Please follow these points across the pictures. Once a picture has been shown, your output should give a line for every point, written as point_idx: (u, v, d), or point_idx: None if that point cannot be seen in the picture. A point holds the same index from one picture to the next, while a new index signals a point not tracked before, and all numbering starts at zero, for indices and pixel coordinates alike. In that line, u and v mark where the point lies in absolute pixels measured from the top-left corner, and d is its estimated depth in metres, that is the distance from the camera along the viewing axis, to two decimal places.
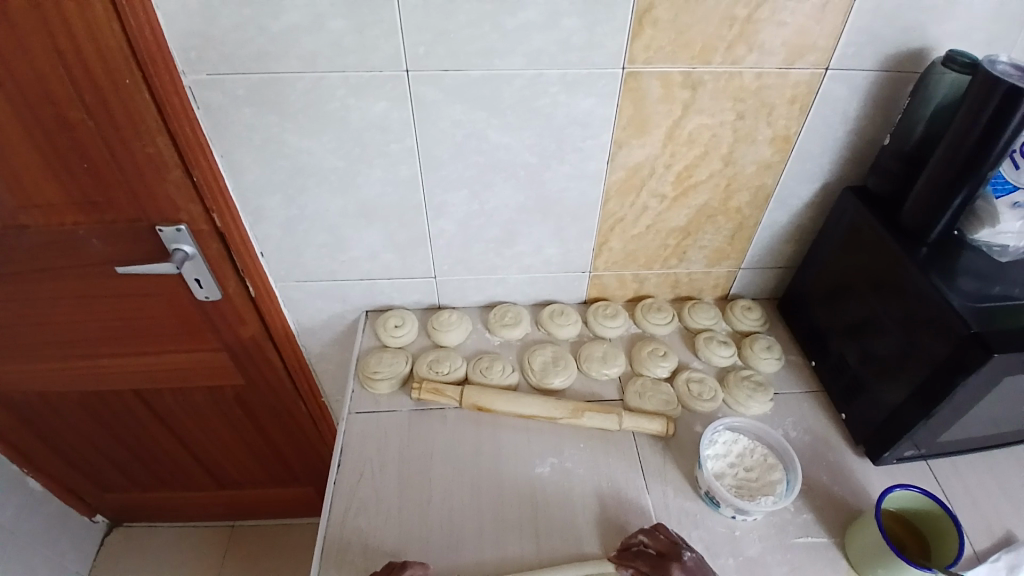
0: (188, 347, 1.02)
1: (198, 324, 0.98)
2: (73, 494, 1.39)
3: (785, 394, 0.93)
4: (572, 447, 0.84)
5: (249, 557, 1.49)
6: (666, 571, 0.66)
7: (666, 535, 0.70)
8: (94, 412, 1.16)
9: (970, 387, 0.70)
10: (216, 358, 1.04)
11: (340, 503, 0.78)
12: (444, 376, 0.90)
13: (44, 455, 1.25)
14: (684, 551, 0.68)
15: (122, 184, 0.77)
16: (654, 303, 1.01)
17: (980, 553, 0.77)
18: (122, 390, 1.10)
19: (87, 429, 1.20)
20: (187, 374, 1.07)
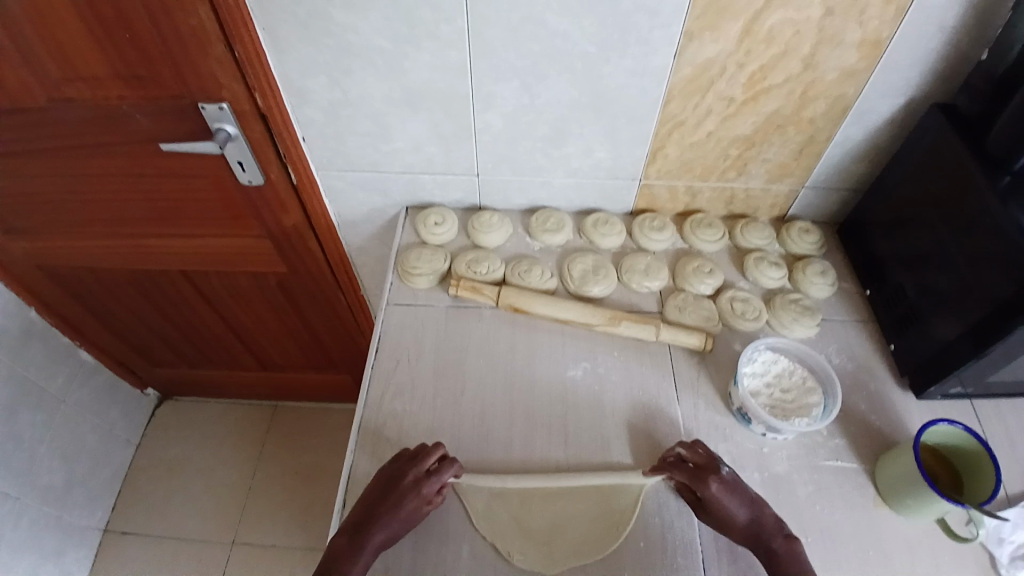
0: (233, 232, 1.03)
1: (242, 209, 0.98)
2: (124, 366, 1.49)
3: (832, 321, 0.89)
4: (606, 354, 0.84)
5: (290, 433, 1.61)
6: (704, 483, 0.67)
7: (705, 450, 0.71)
8: (144, 290, 1.21)
9: None
10: (260, 245, 1.05)
11: (376, 389, 0.81)
12: (483, 276, 0.89)
13: (99, 327, 1.33)
14: (722, 467, 0.69)
15: (165, 58, 0.74)
16: (704, 218, 0.96)
17: (1010, 496, 0.75)
18: (170, 270, 1.13)
19: (138, 305, 1.26)
20: (231, 260, 1.09)
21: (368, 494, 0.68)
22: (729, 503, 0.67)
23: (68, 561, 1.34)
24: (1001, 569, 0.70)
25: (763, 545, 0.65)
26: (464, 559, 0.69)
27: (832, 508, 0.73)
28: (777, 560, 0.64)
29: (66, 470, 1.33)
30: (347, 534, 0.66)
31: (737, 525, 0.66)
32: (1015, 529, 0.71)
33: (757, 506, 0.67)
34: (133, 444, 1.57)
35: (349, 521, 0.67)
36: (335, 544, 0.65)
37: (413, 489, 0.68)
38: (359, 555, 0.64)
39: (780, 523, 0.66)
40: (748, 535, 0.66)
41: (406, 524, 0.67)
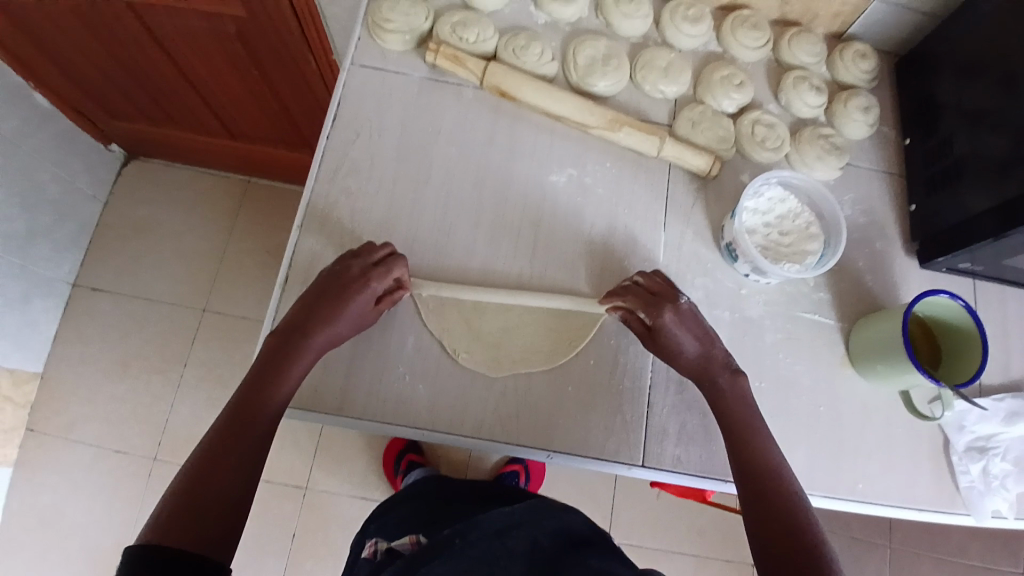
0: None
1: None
2: (83, 118, 1.34)
3: (859, 167, 0.78)
4: (597, 163, 0.73)
5: (260, 212, 1.52)
6: (659, 310, 0.63)
7: (663, 280, 0.66)
8: (84, 23, 1.01)
9: None
10: None
11: (329, 161, 0.70)
12: (468, 46, 0.73)
13: (47, 66, 1.16)
14: (680, 297, 0.64)
15: None
16: (750, 17, 0.78)
17: (985, 389, 0.72)
18: (113, 3, 0.93)
19: (82, 44, 1.07)
20: None
21: (306, 295, 0.62)
22: (681, 334, 0.63)
23: (36, 308, 1.33)
24: (953, 455, 0.70)
25: (707, 380, 0.62)
26: (408, 350, 0.65)
27: (795, 359, 0.70)
28: (720, 396, 0.61)
29: (28, 218, 1.25)
30: (284, 333, 0.60)
31: (685, 357, 0.63)
32: (980, 421, 0.70)
33: (709, 340, 0.63)
34: (100, 202, 1.48)
35: (290, 322, 0.61)
36: (272, 344, 0.59)
37: (360, 286, 0.62)
38: (299, 354, 0.59)
39: (728, 359, 0.63)
40: (694, 369, 0.62)
41: (350, 328, 0.62)
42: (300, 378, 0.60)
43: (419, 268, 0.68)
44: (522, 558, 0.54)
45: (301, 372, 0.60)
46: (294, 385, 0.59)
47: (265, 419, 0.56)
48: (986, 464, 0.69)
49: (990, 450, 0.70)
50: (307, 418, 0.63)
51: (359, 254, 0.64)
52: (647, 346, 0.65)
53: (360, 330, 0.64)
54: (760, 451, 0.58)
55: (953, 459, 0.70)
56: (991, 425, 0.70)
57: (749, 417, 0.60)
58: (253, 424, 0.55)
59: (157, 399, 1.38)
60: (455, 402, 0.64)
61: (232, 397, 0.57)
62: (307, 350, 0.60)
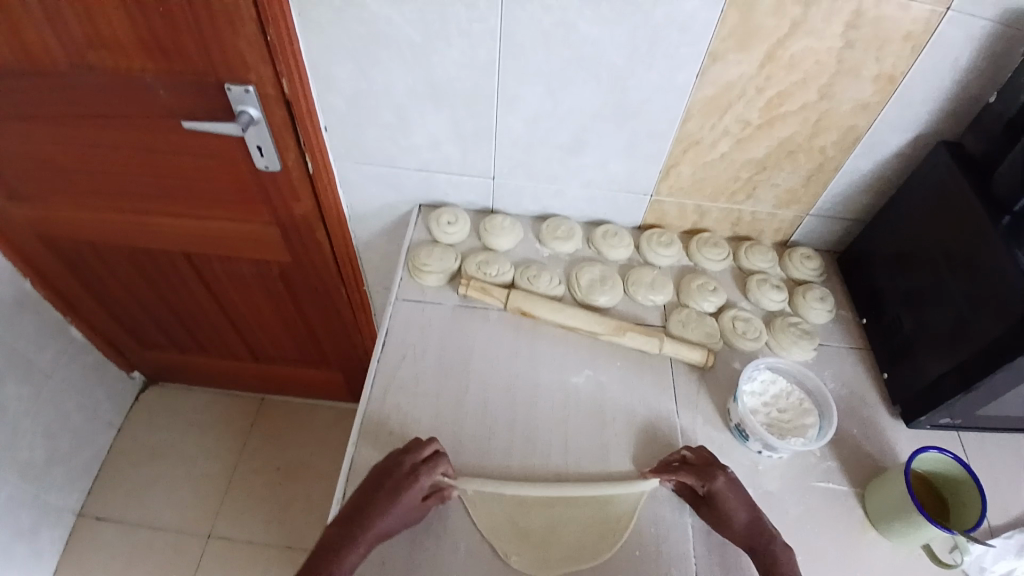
0: (244, 218, 1.02)
1: (255, 196, 0.98)
2: (111, 347, 1.46)
3: (829, 346, 0.91)
4: (609, 364, 0.85)
5: (277, 431, 1.58)
6: (714, 477, 0.70)
7: (707, 452, 0.74)
8: (144, 269, 1.19)
9: (1015, 371, 0.69)
10: (265, 232, 1.04)
11: (379, 380, 0.81)
12: (491, 278, 0.90)
13: (96, 305, 1.31)
14: (726, 465, 0.72)
15: (197, 36, 0.73)
16: (711, 237, 0.98)
17: (994, 528, 0.76)
18: (177, 251, 1.11)
19: (137, 286, 1.24)
20: (234, 245, 1.08)
21: (361, 489, 0.68)
22: (735, 499, 0.69)
23: (41, 541, 1.30)
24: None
25: (762, 543, 0.68)
26: (459, 555, 0.69)
27: (822, 532, 0.74)
28: (776, 556, 0.67)
29: (50, 444, 1.30)
30: (339, 525, 0.66)
31: (739, 522, 0.69)
32: (996, 560, 0.73)
33: (756, 508, 0.69)
34: (115, 427, 1.53)
35: (343, 515, 0.66)
36: (327, 537, 0.65)
37: (410, 481, 0.67)
38: (350, 549, 0.64)
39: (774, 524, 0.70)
40: (749, 533, 0.68)
41: (398, 521, 0.67)
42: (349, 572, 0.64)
43: (464, 472, 0.74)
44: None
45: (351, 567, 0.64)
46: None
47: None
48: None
49: None
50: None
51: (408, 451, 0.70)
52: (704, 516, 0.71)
53: (409, 519, 0.68)
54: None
55: None
56: (1006, 561, 0.73)
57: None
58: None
59: None
60: None
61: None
62: (357, 544, 0.64)
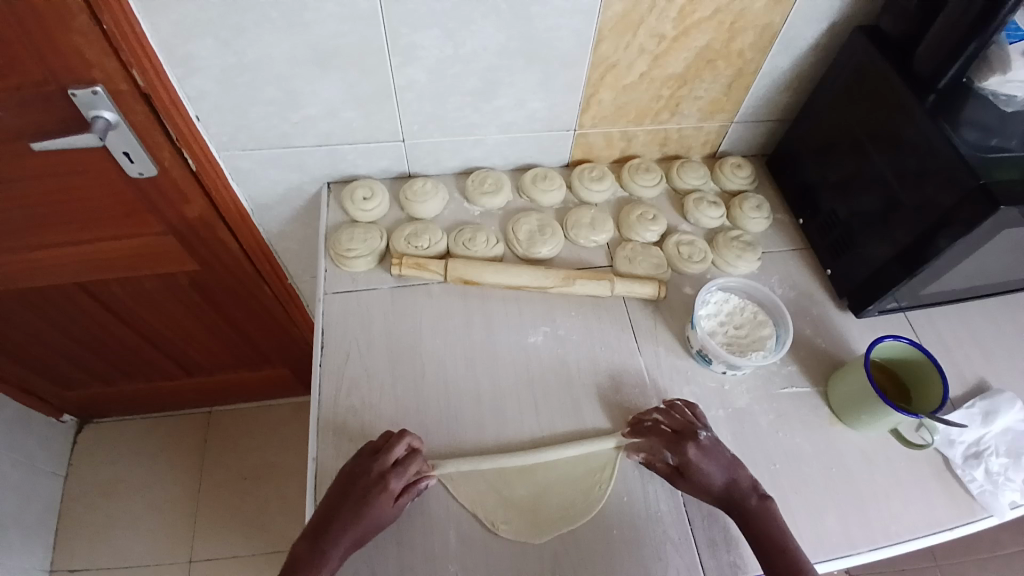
0: (129, 231, 0.89)
1: (135, 205, 0.85)
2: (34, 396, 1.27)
3: (772, 253, 0.92)
4: (563, 315, 0.82)
5: (230, 440, 1.44)
6: (682, 448, 0.67)
7: (681, 416, 0.71)
8: (33, 310, 1.02)
9: (956, 248, 0.70)
10: (161, 243, 0.92)
11: (328, 384, 0.75)
12: (424, 251, 0.83)
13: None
14: (700, 432, 0.69)
15: (24, 43, 0.61)
16: (642, 163, 0.94)
17: (955, 401, 0.82)
18: (64, 284, 0.97)
19: (31, 330, 1.08)
20: (129, 262, 0.95)
21: (329, 495, 0.64)
22: (708, 466, 0.67)
23: None
24: (956, 469, 0.76)
25: (738, 506, 0.66)
26: (452, 545, 0.66)
27: (793, 433, 0.77)
28: (750, 518, 0.65)
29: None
30: (312, 536, 0.62)
31: (714, 487, 0.66)
32: (963, 431, 0.77)
33: (733, 468, 0.67)
34: (61, 475, 1.36)
35: (314, 525, 0.63)
36: (299, 550, 0.61)
37: (378, 486, 0.64)
38: (322, 560, 0.60)
39: (754, 485, 0.67)
40: (723, 497, 0.66)
41: (373, 525, 0.63)
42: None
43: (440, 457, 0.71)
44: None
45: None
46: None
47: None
48: (986, 465, 0.76)
49: (984, 452, 0.77)
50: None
51: (382, 450, 0.66)
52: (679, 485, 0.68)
53: (384, 526, 0.65)
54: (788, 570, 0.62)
55: (958, 473, 0.76)
56: (974, 430, 0.78)
57: (784, 541, 0.63)
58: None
59: None
60: None
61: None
62: (330, 552, 0.61)
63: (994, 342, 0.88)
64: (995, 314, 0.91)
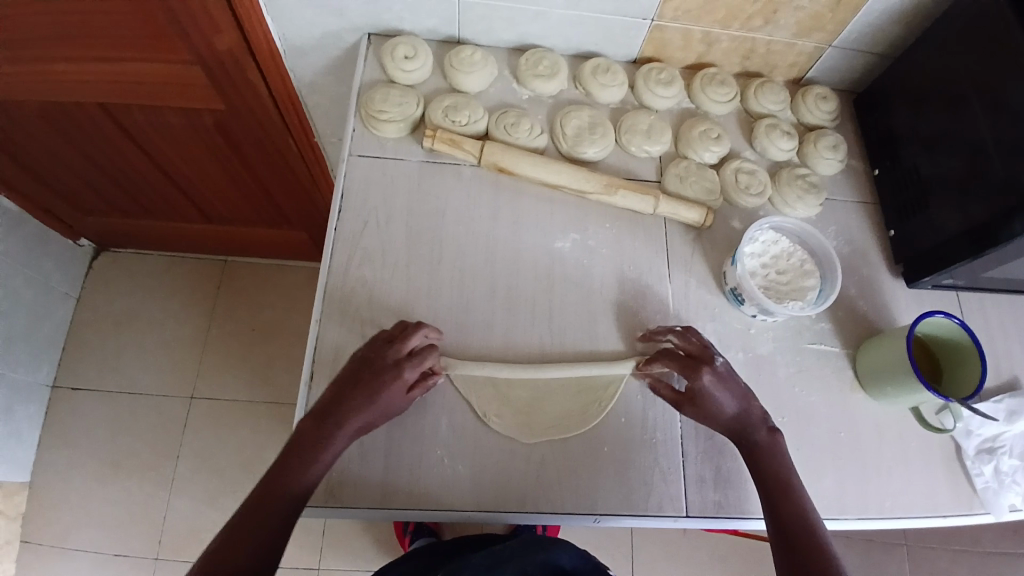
0: (156, 54, 0.80)
1: (166, 28, 0.75)
2: (55, 216, 1.24)
3: (836, 201, 0.84)
4: (597, 225, 0.76)
5: (245, 293, 1.40)
6: (697, 372, 0.64)
7: (699, 339, 0.67)
8: (57, 127, 0.97)
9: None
10: (189, 73, 0.83)
11: (340, 251, 0.71)
12: (462, 128, 0.76)
13: (16, 172, 1.09)
14: (716, 357, 0.66)
15: None
16: (718, 74, 0.84)
17: (983, 392, 0.77)
18: (88, 105, 0.90)
19: (56, 149, 1.03)
20: (155, 91, 0.86)
21: (339, 378, 0.62)
22: (720, 394, 0.64)
23: (18, 419, 1.21)
24: (966, 459, 0.73)
25: (745, 439, 0.64)
26: (441, 433, 0.65)
27: (809, 390, 0.73)
28: (757, 454, 0.63)
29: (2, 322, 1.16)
30: (318, 416, 0.61)
31: (724, 416, 0.65)
32: (983, 424, 0.74)
33: (747, 399, 0.65)
34: (73, 297, 1.36)
35: (320, 406, 0.61)
36: (304, 426, 0.60)
37: (392, 375, 0.61)
38: (330, 442, 0.59)
39: (765, 417, 0.65)
40: (730, 428, 0.65)
41: (381, 413, 0.62)
42: (329, 464, 0.60)
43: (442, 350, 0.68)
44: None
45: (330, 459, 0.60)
46: (323, 470, 0.59)
47: (291, 505, 0.57)
48: (996, 464, 0.73)
49: (998, 449, 0.74)
50: (334, 515, 0.62)
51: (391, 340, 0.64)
52: (683, 412, 0.67)
53: (392, 415, 0.63)
54: (790, 514, 0.60)
55: (967, 464, 0.73)
56: (994, 425, 0.74)
57: (788, 474, 0.62)
58: (277, 506, 0.57)
59: (152, 493, 1.24)
60: (494, 476, 0.64)
61: (263, 478, 0.58)
62: (338, 434, 0.60)
63: None
64: None
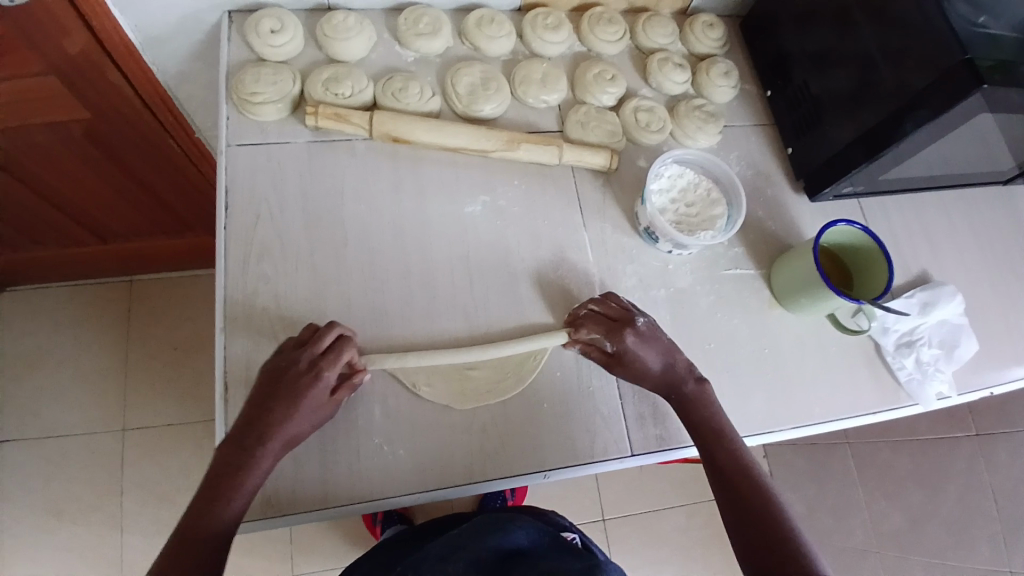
0: (3, 72, 0.70)
1: (1, 39, 0.66)
2: None
3: (734, 127, 0.85)
4: (506, 184, 0.74)
5: (159, 311, 1.31)
6: (622, 336, 0.64)
7: (618, 303, 0.67)
8: None
9: (918, 135, 0.66)
10: (42, 85, 0.74)
11: (235, 251, 0.66)
12: (347, 101, 0.72)
13: None
14: (638, 318, 0.66)
15: None
16: (604, 13, 0.82)
17: (897, 291, 0.82)
18: None
19: None
20: (8, 111, 0.76)
21: (255, 395, 0.58)
22: (646, 354, 0.65)
23: None
24: (886, 356, 0.78)
25: (675, 391, 0.65)
26: (376, 421, 0.63)
27: (732, 314, 0.75)
28: (689, 404, 0.64)
29: None
30: (233, 441, 0.57)
31: (653, 373, 0.65)
32: (899, 320, 0.78)
33: (671, 353, 0.66)
34: None
35: (239, 428, 0.57)
36: (226, 452, 0.56)
37: (310, 382, 0.58)
38: (256, 461, 0.56)
39: (691, 367, 0.66)
40: (660, 384, 0.65)
41: (309, 422, 0.59)
42: (260, 483, 0.56)
43: (360, 339, 0.65)
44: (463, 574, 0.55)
45: (258, 481, 0.56)
46: (256, 487, 0.56)
47: (221, 534, 0.54)
48: (917, 355, 0.78)
49: (917, 341, 0.79)
50: (274, 525, 0.59)
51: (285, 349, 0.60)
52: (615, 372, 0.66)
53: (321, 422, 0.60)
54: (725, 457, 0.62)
55: (888, 359, 0.78)
56: (909, 320, 0.79)
57: (718, 421, 0.64)
58: (211, 532, 0.53)
59: (100, 536, 1.16)
60: (435, 455, 0.63)
61: (185, 515, 0.54)
62: (259, 454, 0.56)
63: (943, 235, 0.87)
64: (948, 207, 0.89)
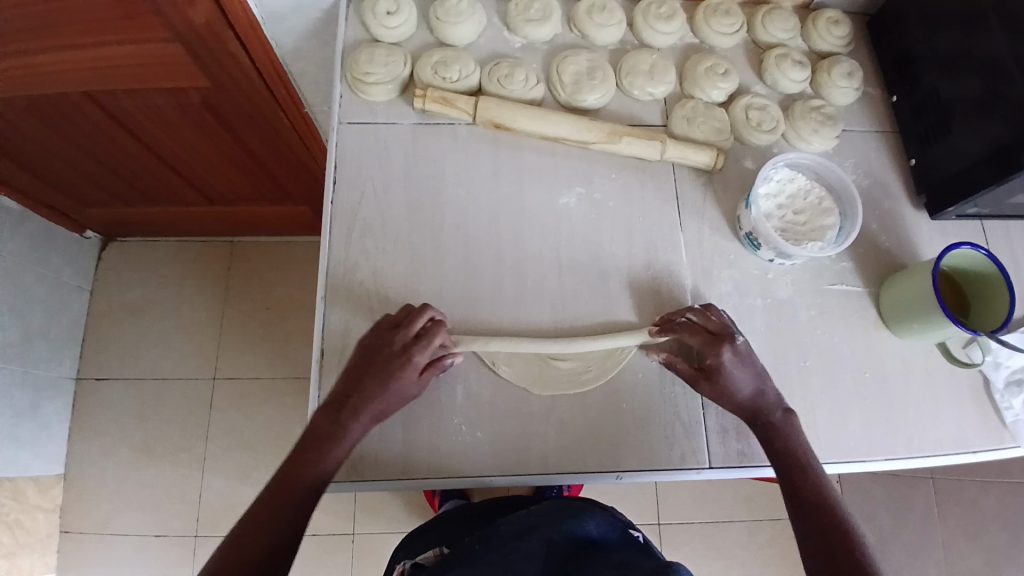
0: (132, 36, 0.76)
1: (139, 8, 0.71)
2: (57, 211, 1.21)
3: (852, 132, 0.79)
4: (604, 177, 0.73)
5: (253, 272, 1.39)
6: (719, 351, 0.62)
7: (719, 316, 0.65)
8: (48, 121, 0.93)
9: None
10: (169, 51, 0.79)
11: (339, 224, 0.69)
12: (453, 85, 0.72)
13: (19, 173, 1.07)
14: (737, 335, 0.63)
15: None
16: (721, 4, 0.78)
17: (1014, 323, 0.75)
18: (72, 94, 0.86)
19: (53, 145, 1.00)
20: (137, 74, 0.82)
21: (352, 366, 0.61)
22: (739, 373, 0.62)
23: (47, 413, 1.23)
24: (994, 393, 0.71)
25: (761, 419, 0.62)
26: (460, 402, 0.65)
27: (833, 331, 0.71)
28: (775, 433, 0.61)
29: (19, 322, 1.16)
30: (330, 408, 0.60)
31: (740, 396, 0.62)
32: (1012, 355, 0.71)
33: (763, 379, 0.63)
34: (87, 290, 1.36)
35: (335, 396, 0.60)
36: (321, 416, 0.60)
37: (403, 360, 0.60)
38: (346, 429, 0.59)
39: (780, 399, 0.63)
40: (747, 408, 0.62)
41: (398, 399, 0.61)
42: (350, 450, 0.59)
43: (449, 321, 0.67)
44: (537, 556, 0.57)
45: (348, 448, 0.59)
46: (346, 454, 0.59)
47: (308, 492, 0.57)
48: None
49: None
50: (357, 487, 0.62)
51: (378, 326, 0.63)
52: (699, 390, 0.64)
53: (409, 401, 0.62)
54: (809, 488, 0.58)
55: (996, 397, 0.71)
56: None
57: (804, 456, 0.60)
58: (299, 488, 0.56)
59: (186, 474, 1.27)
60: (514, 443, 0.64)
61: (280, 471, 0.58)
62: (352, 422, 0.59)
63: None
64: None
